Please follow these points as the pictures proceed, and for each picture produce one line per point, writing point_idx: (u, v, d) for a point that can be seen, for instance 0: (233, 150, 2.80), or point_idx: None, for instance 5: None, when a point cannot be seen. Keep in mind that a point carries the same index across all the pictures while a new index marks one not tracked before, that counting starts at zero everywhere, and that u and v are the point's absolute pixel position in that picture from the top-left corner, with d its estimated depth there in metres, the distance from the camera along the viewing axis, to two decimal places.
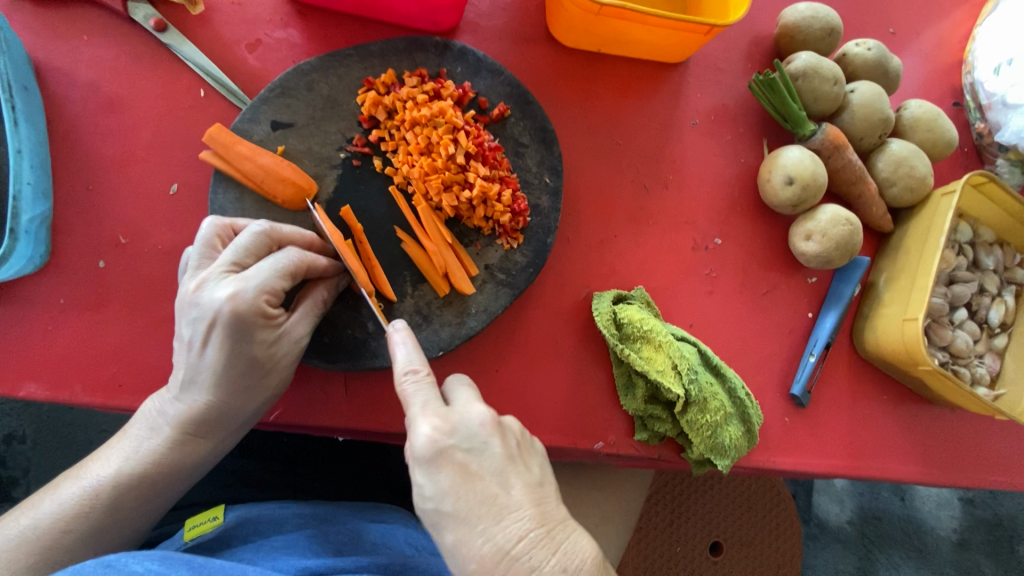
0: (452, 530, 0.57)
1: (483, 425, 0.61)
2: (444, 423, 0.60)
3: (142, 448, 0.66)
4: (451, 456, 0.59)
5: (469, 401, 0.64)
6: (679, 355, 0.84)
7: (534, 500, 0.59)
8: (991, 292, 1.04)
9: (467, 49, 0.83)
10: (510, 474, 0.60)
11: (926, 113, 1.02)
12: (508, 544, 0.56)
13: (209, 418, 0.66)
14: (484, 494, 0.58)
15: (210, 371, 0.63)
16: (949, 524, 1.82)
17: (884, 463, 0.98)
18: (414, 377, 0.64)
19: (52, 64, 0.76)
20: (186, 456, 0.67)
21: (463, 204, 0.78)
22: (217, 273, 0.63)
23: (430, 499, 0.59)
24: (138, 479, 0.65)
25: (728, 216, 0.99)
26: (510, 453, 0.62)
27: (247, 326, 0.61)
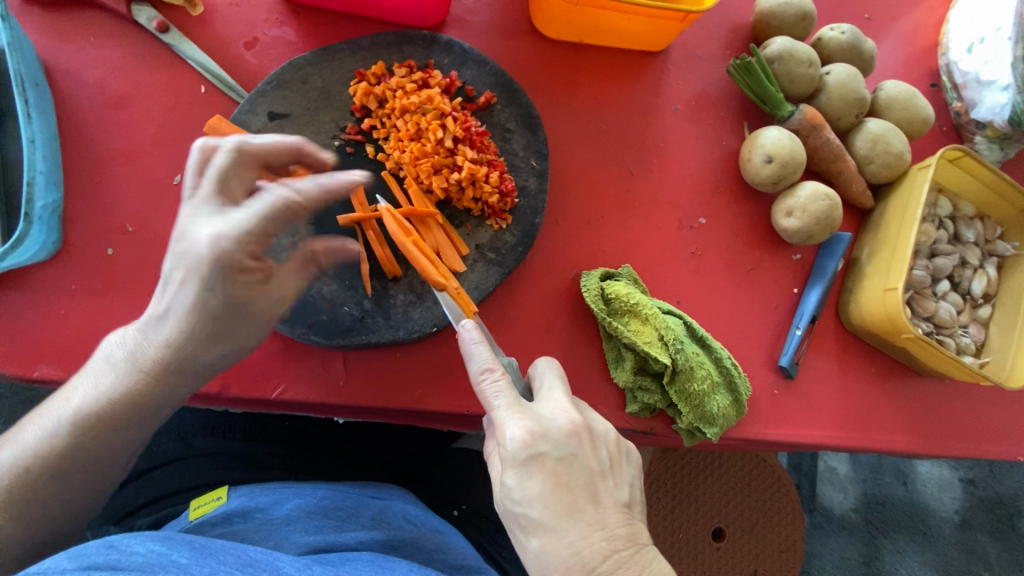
0: (541, 538, 0.63)
1: (572, 435, 0.66)
2: (537, 430, 0.64)
3: (106, 385, 0.67)
4: (544, 462, 0.64)
5: (555, 406, 0.69)
6: (665, 327, 0.86)
7: (616, 517, 0.65)
8: (973, 264, 1.07)
9: (453, 42, 0.87)
10: (596, 483, 0.66)
11: (901, 92, 1.05)
12: (592, 559, 0.62)
13: (178, 357, 0.67)
14: (572, 504, 0.64)
15: (183, 308, 0.64)
16: (951, 506, 1.83)
17: (876, 433, 1.00)
18: (491, 376, 0.67)
19: (61, 65, 0.81)
20: (157, 395, 0.68)
21: (452, 186, 0.82)
22: (205, 208, 0.64)
23: (520, 502, 0.64)
24: (109, 413, 0.67)
25: (711, 196, 1.02)
26: (600, 465, 0.67)
27: (227, 267, 0.62)
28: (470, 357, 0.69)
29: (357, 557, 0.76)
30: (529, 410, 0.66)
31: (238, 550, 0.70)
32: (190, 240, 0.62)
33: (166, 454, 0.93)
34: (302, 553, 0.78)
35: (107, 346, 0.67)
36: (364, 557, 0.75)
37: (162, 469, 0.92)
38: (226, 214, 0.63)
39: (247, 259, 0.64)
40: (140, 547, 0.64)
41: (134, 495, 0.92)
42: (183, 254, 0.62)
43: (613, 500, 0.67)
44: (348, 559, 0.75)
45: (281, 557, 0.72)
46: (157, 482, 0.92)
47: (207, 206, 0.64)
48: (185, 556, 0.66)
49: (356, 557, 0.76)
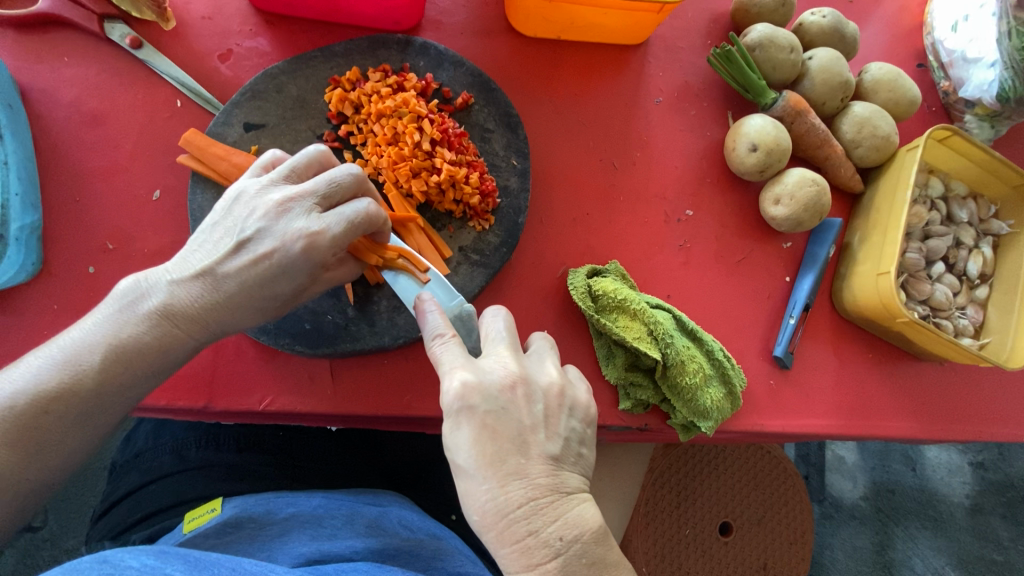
0: (464, 481, 0.59)
1: (506, 388, 0.62)
2: (472, 381, 0.60)
3: (125, 331, 0.58)
4: (474, 414, 0.59)
5: (497, 360, 0.64)
6: (655, 321, 0.86)
7: (542, 468, 0.60)
8: (967, 244, 1.05)
9: (428, 44, 0.87)
10: (529, 436, 0.61)
11: (887, 74, 1.04)
12: (509, 506, 0.58)
13: (204, 315, 0.61)
14: (498, 453, 0.59)
15: (229, 280, 0.61)
16: (961, 490, 1.81)
17: (877, 420, 0.98)
18: (441, 339, 0.64)
19: (36, 86, 0.81)
20: (174, 351, 0.60)
21: (433, 188, 0.81)
22: (303, 204, 0.64)
23: (449, 449, 0.60)
24: (121, 364, 0.58)
25: (698, 187, 1.01)
26: (533, 419, 0.62)
27: (295, 264, 0.62)
28: (421, 322, 0.67)
29: (353, 567, 0.75)
30: (471, 364, 0.63)
31: (233, 563, 0.69)
32: (287, 237, 0.62)
33: (161, 469, 0.92)
34: (296, 564, 0.77)
35: (134, 279, 0.60)
36: (361, 568, 0.75)
37: (157, 483, 0.91)
38: (308, 191, 0.64)
39: (320, 263, 0.64)
40: (134, 561, 0.63)
41: (129, 510, 0.90)
42: (235, 247, 0.61)
43: (542, 452, 0.61)
44: (344, 570, 0.75)
45: (277, 568, 0.71)
46: (151, 496, 0.90)
47: (302, 205, 0.63)
48: (179, 569, 0.64)
49: (351, 568, 0.75)
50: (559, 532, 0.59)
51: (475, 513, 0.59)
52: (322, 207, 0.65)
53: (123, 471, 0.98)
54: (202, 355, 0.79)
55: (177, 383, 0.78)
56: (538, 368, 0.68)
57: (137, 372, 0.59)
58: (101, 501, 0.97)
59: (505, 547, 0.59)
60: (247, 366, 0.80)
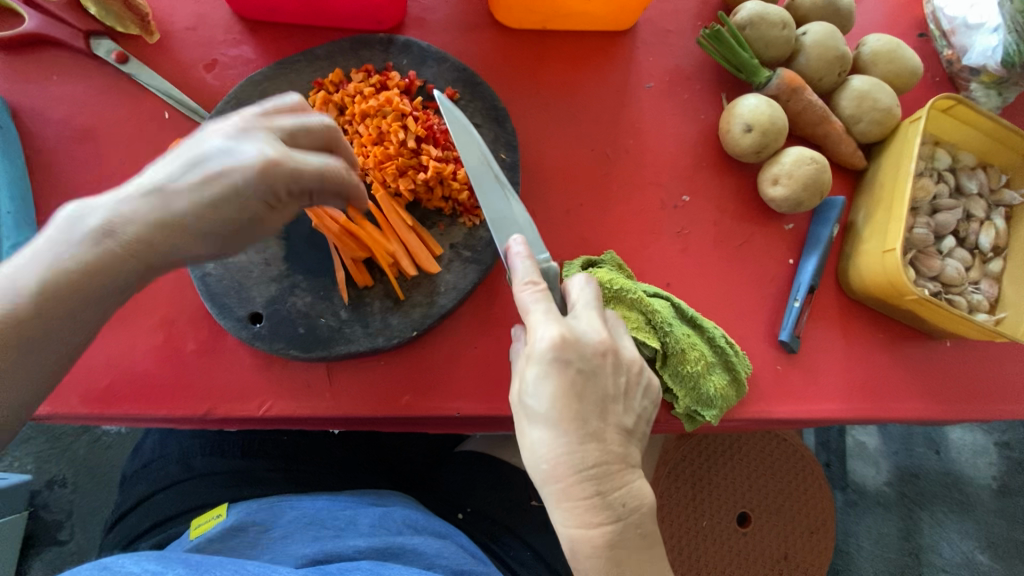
0: (542, 430, 0.62)
1: (600, 353, 0.64)
2: (569, 337, 0.62)
3: (57, 251, 0.57)
4: (567, 370, 0.62)
5: (589, 326, 0.66)
6: (652, 310, 0.84)
7: (615, 437, 0.64)
8: (978, 217, 1.01)
9: (411, 41, 0.87)
10: (610, 403, 0.64)
11: (886, 45, 1.01)
12: (583, 463, 0.61)
13: (141, 237, 0.59)
14: (582, 413, 0.62)
15: (182, 201, 0.59)
16: (987, 472, 1.75)
17: (891, 402, 0.95)
18: (534, 288, 0.65)
19: (30, 107, 0.83)
20: (97, 275, 0.59)
21: (420, 186, 0.81)
22: (263, 134, 0.61)
23: (531, 396, 0.62)
24: (54, 288, 0.57)
25: (694, 172, 0.99)
26: (615, 389, 0.65)
27: (244, 190, 0.59)
28: (512, 269, 0.67)
29: (356, 566, 0.75)
30: (563, 320, 0.64)
31: (235, 565, 0.69)
32: (241, 160, 0.59)
33: (168, 478, 0.93)
34: (300, 564, 0.78)
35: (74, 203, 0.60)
36: (364, 566, 0.75)
37: (164, 493, 0.92)
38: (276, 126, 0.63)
39: (276, 196, 0.61)
40: (134, 567, 0.64)
41: (139, 519, 0.91)
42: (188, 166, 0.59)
43: (618, 423, 0.65)
44: (347, 569, 0.75)
45: (280, 569, 0.71)
46: (160, 505, 0.91)
47: (261, 133, 0.61)
48: (180, 572, 0.65)
49: (355, 567, 0.75)
50: (621, 498, 0.63)
51: (546, 462, 0.62)
52: (282, 141, 0.61)
53: (132, 480, 0.99)
54: (201, 363, 0.79)
55: (176, 392, 0.78)
56: (624, 342, 0.70)
57: (79, 296, 0.59)
58: (112, 511, 0.98)
59: (568, 500, 0.62)
60: (243, 373, 0.80)
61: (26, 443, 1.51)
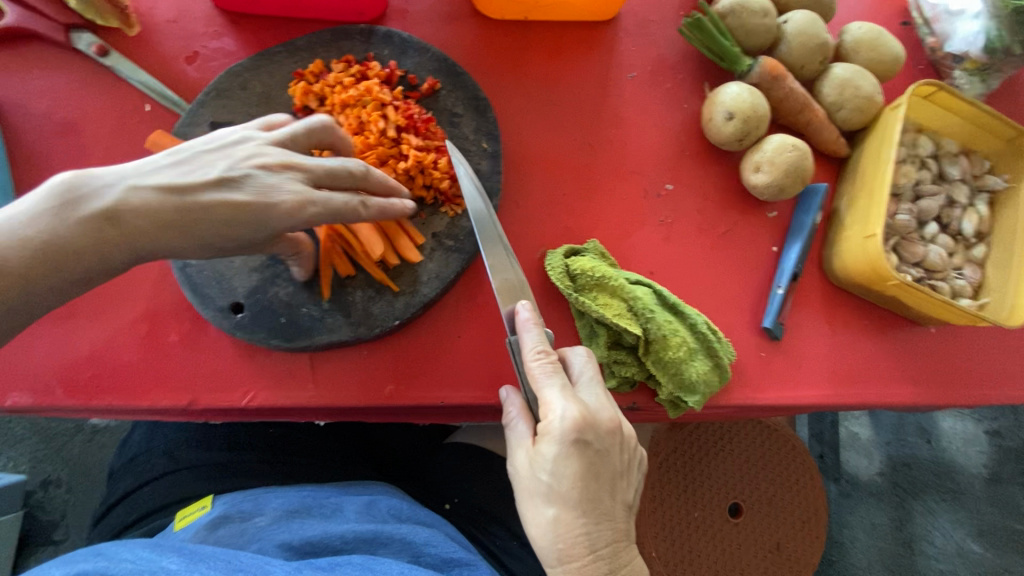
0: (558, 509, 0.66)
1: (612, 432, 0.68)
2: (588, 419, 0.65)
3: (65, 219, 0.58)
4: (585, 452, 0.65)
5: (598, 401, 0.69)
6: (634, 297, 0.85)
7: (619, 512, 0.70)
8: (961, 203, 1.02)
9: (391, 32, 0.87)
10: (616, 482, 0.69)
11: (868, 33, 1.01)
12: (596, 542, 0.67)
13: (150, 229, 0.60)
14: (595, 493, 0.67)
15: (199, 209, 0.62)
16: (979, 460, 1.76)
17: (875, 388, 0.96)
18: (545, 360, 0.68)
19: (11, 101, 0.83)
20: (92, 252, 0.59)
21: (401, 175, 0.81)
22: (293, 174, 0.67)
23: (549, 474, 0.66)
24: (53, 257, 0.58)
25: (677, 161, 0.99)
26: (620, 466, 0.70)
27: (261, 218, 0.63)
28: (524, 339, 0.69)
29: (346, 560, 0.75)
30: (577, 398, 0.68)
31: (228, 556, 0.69)
32: (275, 196, 0.64)
33: (154, 470, 0.94)
34: (285, 553, 0.77)
35: (92, 175, 0.60)
36: (355, 560, 0.74)
37: (150, 485, 0.92)
38: (303, 165, 0.68)
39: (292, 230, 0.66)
40: (128, 554, 0.64)
41: (124, 514, 0.92)
42: (218, 180, 0.63)
43: (621, 499, 0.71)
44: (337, 563, 0.74)
45: (272, 561, 0.71)
46: (146, 497, 0.92)
47: (295, 174, 0.67)
48: (175, 561, 0.65)
49: (345, 560, 0.74)
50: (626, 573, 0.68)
51: (562, 540, 0.66)
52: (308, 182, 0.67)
53: (120, 475, 1.00)
54: (183, 354, 0.80)
55: (158, 383, 0.79)
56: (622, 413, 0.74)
57: (56, 272, 0.58)
58: (99, 506, 0.98)
59: None
60: (225, 363, 0.80)
61: (21, 442, 1.51)
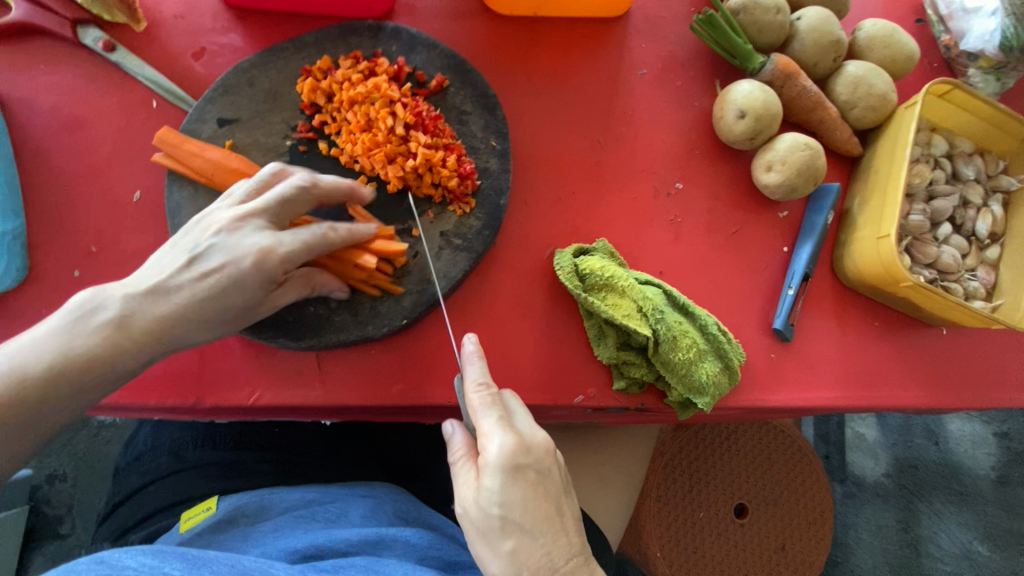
0: (515, 539, 0.64)
1: (549, 451, 0.68)
2: (523, 442, 0.65)
3: (75, 340, 0.62)
4: (526, 474, 0.65)
5: (533, 425, 0.69)
6: (643, 297, 0.84)
7: (575, 526, 0.68)
8: (975, 203, 1.00)
9: (400, 28, 0.86)
10: (564, 499, 0.68)
11: (882, 30, 1.00)
12: (559, 562, 0.65)
13: (155, 327, 0.65)
14: (545, 512, 0.65)
15: (185, 292, 0.65)
16: (986, 463, 1.75)
17: (886, 390, 0.95)
18: (484, 391, 0.70)
19: (17, 96, 0.83)
20: (112, 359, 0.64)
21: (409, 173, 0.80)
22: (256, 223, 0.67)
23: (496, 504, 0.64)
24: (74, 371, 0.62)
25: (687, 160, 0.98)
26: (564, 483, 0.70)
27: (239, 278, 0.65)
28: (466, 372, 0.72)
29: (350, 562, 0.74)
30: (511, 424, 0.68)
31: (232, 560, 0.68)
32: (240, 251, 0.65)
33: (159, 470, 0.94)
34: (289, 556, 0.75)
35: (87, 293, 0.64)
36: (358, 563, 0.73)
37: (156, 484, 0.92)
38: (266, 214, 0.69)
39: (269, 280, 0.67)
40: (131, 560, 0.62)
41: (129, 513, 0.91)
42: (189, 259, 0.65)
43: (573, 514, 0.69)
44: (341, 565, 0.73)
45: (276, 564, 0.70)
46: (152, 496, 0.91)
47: (255, 222, 0.67)
48: (177, 568, 0.64)
49: (349, 563, 0.74)
50: None
51: (525, 569, 0.64)
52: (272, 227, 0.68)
53: (125, 473, 0.99)
54: (190, 352, 0.79)
55: (165, 381, 0.78)
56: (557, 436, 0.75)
57: (87, 381, 0.64)
58: (104, 503, 0.98)
59: None
60: (232, 361, 0.80)
61: None
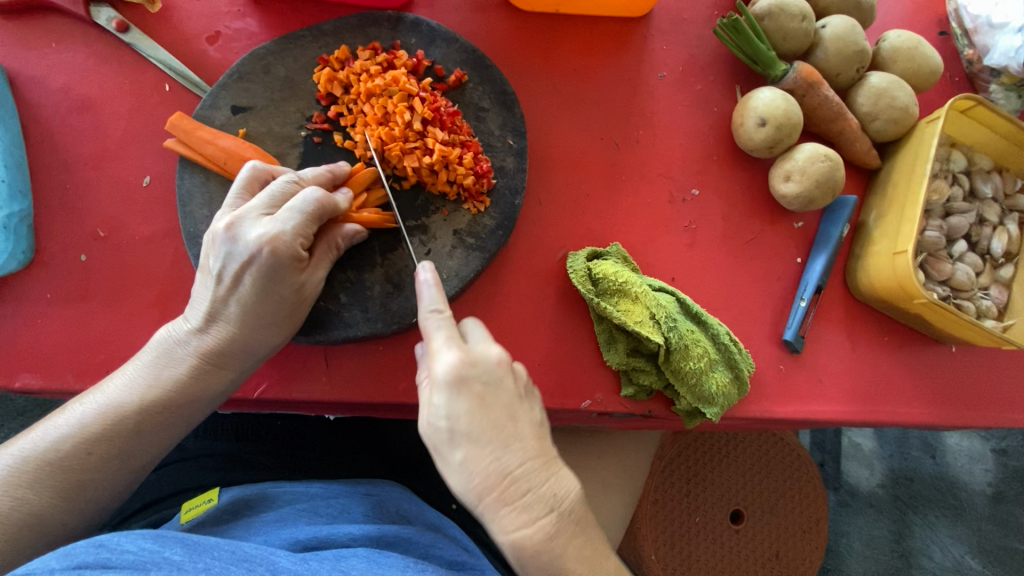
0: (461, 449, 0.59)
1: (501, 364, 0.62)
2: (466, 357, 0.61)
3: (160, 376, 0.69)
4: (468, 387, 0.60)
5: (487, 341, 0.64)
6: (657, 305, 0.83)
7: (531, 433, 0.61)
8: (991, 221, 0.99)
9: (420, 20, 0.85)
10: (518, 408, 0.62)
11: (907, 42, 0.98)
12: (509, 466, 0.58)
13: (226, 349, 0.70)
14: (493, 418, 0.59)
15: (231, 308, 0.69)
16: (983, 478, 1.75)
17: (893, 406, 0.94)
18: (437, 316, 0.65)
19: (27, 74, 0.81)
20: (198, 381, 0.70)
21: (425, 168, 0.79)
22: (253, 214, 0.68)
23: (442, 417, 0.59)
24: (159, 406, 0.68)
25: (704, 166, 0.97)
26: (520, 394, 0.63)
27: (268, 271, 0.66)
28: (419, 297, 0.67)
29: (352, 552, 0.73)
30: (460, 343, 0.63)
31: (232, 545, 0.67)
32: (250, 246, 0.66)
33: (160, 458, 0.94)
34: (291, 546, 0.75)
35: (157, 341, 0.70)
36: (360, 552, 0.72)
37: (156, 472, 0.92)
38: (265, 210, 0.69)
39: (291, 265, 0.68)
40: (131, 545, 0.60)
41: (127, 501, 0.91)
42: (215, 279, 0.67)
43: (530, 420, 0.62)
44: (343, 555, 0.72)
45: (276, 551, 0.69)
46: (154, 484, 0.91)
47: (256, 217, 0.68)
48: (178, 552, 0.63)
49: (351, 553, 0.72)
50: (551, 492, 0.59)
51: (474, 477, 0.58)
52: (270, 214, 0.68)
53: None
54: None
55: None
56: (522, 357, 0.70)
57: (176, 415, 0.70)
58: None
59: (501, 513, 0.58)
60: None
61: (22, 414, 1.48)
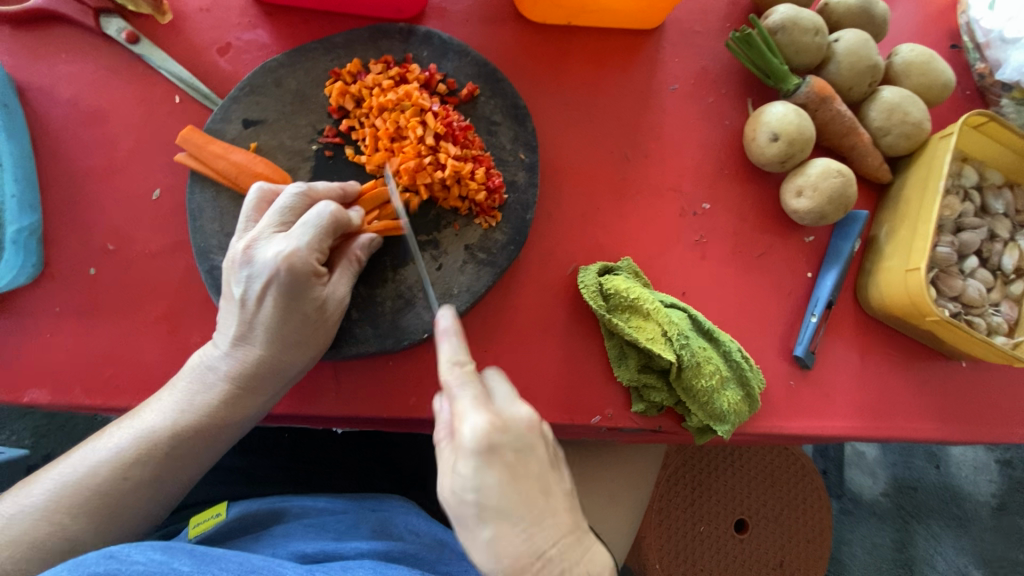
0: (494, 526, 0.54)
1: (532, 427, 0.58)
2: (498, 420, 0.57)
3: (194, 401, 0.69)
4: (500, 456, 0.56)
5: (514, 399, 0.60)
6: (668, 321, 0.83)
7: (563, 504, 0.57)
8: (1002, 237, 0.99)
9: (432, 33, 0.84)
10: (551, 478, 0.58)
11: (919, 56, 0.98)
12: (544, 545, 0.54)
13: (257, 371, 0.70)
14: (528, 493, 0.55)
15: (259, 330, 0.69)
16: (987, 489, 1.75)
17: (903, 422, 0.94)
18: (460, 369, 0.63)
19: (35, 85, 0.80)
20: (232, 404, 0.70)
21: (437, 184, 0.78)
22: (268, 234, 0.68)
23: (471, 490, 0.55)
24: (193, 430, 0.68)
25: (715, 180, 0.96)
26: (551, 461, 0.59)
27: (288, 289, 0.66)
28: (441, 350, 0.64)
29: (359, 564, 0.71)
30: (490, 404, 0.59)
31: (240, 557, 0.66)
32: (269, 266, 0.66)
33: None
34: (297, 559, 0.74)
35: (192, 366, 0.71)
36: (366, 564, 0.71)
37: None
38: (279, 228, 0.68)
39: (309, 281, 0.67)
40: (141, 555, 0.58)
41: None
42: (241, 301, 0.68)
43: (562, 491, 0.58)
44: (349, 566, 0.71)
45: (283, 563, 0.68)
46: None
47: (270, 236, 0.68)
48: (186, 564, 0.61)
49: (357, 564, 0.71)
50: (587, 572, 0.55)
51: (505, 556, 0.54)
52: (282, 231, 0.68)
53: None
54: None
55: None
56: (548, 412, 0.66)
57: (210, 439, 0.70)
58: None
59: None
60: None
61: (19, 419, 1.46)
